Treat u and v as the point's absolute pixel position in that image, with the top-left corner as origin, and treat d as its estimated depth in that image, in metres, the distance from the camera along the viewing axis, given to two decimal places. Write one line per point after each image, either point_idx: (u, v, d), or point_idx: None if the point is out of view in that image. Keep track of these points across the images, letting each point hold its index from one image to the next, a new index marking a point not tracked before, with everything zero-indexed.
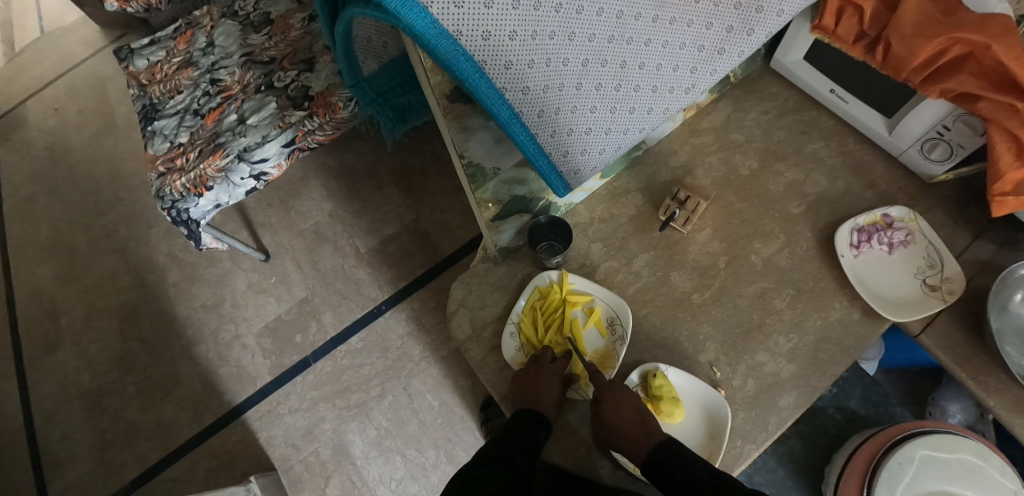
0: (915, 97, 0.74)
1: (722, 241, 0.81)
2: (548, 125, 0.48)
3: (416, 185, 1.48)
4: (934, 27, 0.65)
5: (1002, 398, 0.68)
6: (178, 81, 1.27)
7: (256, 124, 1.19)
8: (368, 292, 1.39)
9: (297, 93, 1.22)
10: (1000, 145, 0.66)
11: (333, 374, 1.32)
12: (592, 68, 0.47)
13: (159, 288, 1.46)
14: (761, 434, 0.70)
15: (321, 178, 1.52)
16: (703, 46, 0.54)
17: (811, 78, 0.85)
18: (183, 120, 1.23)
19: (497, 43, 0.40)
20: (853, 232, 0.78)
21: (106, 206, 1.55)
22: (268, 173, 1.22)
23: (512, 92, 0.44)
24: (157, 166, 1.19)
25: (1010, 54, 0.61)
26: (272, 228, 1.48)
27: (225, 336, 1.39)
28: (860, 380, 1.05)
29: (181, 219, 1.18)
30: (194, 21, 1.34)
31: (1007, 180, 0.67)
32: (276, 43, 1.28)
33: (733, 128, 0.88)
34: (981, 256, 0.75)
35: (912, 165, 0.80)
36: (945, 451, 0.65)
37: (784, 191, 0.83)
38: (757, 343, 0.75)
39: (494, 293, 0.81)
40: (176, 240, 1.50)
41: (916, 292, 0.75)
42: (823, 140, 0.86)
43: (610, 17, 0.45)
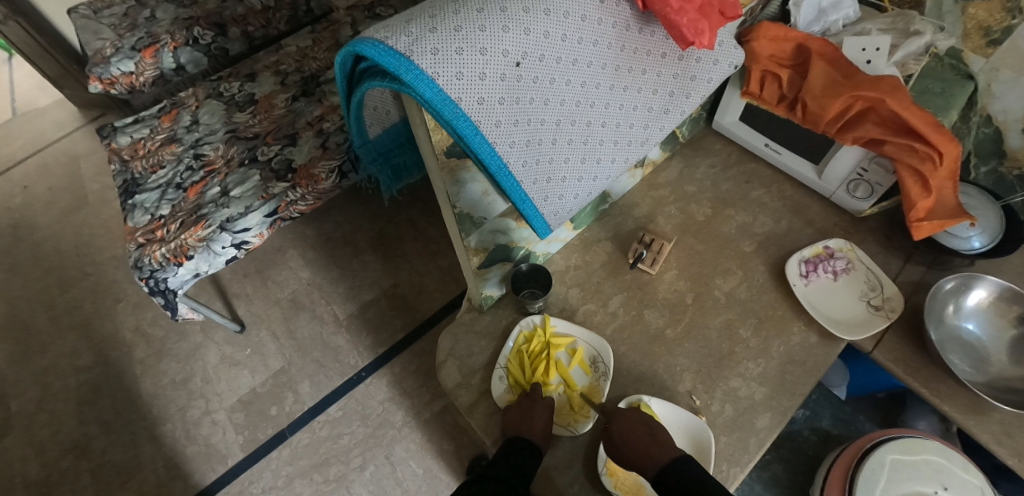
0: (834, 145, 0.86)
1: (687, 279, 0.88)
2: (531, 174, 0.55)
3: (393, 251, 1.53)
4: (838, 88, 0.78)
5: (953, 403, 0.76)
6: (161, 157, 1.32)
7: (240, 196, 1.24)
8: (347, 359, 1.39)
9: (280, 166, 1.29)
10: (908, 180, 0.78)
11: (311, 446, 1.28)
12: (564, 126, 0.56)
13: (124, 365, 1.41)
14: (743, 456, 0.74)
15: (299, 247, 1.55)
16: (652, 107, 0.63)
17: (746, 135, 0.97)
18: (164, 193, 1.27)
19: (489, 107, 0.49)
20: (800, 264, 0.87)
21: (70, 283, 1.52)
22: (251, 242, 1.24)
23: (501, 146, 0.51)
24: (136, 238, 1.20)
25: (901, 105, 0.74)
26: (248, 298, 1.48)
27: (193, 412, 1.34)
28: (829, 401, 1.11)
29: (158, 289, 1.17)
30: (179, 101, 1.41)
31: (920, 207, 0.78)
32: (260, 121, 1.36)
33: (686, 180, 0.99)
34: (912, 279, 0.86)
35: (842, 204, 0.92)
36: (911, 454, 0.71)
37: (736, 233, 0.92)
38: (730, 370, 0.80)
39: (480, 341, 0.84)
40: (144, 315, 1.47)
41: (864, 312, 0.84)
42: (764, 187, 0.97)
43: (576, 86, 0.55)
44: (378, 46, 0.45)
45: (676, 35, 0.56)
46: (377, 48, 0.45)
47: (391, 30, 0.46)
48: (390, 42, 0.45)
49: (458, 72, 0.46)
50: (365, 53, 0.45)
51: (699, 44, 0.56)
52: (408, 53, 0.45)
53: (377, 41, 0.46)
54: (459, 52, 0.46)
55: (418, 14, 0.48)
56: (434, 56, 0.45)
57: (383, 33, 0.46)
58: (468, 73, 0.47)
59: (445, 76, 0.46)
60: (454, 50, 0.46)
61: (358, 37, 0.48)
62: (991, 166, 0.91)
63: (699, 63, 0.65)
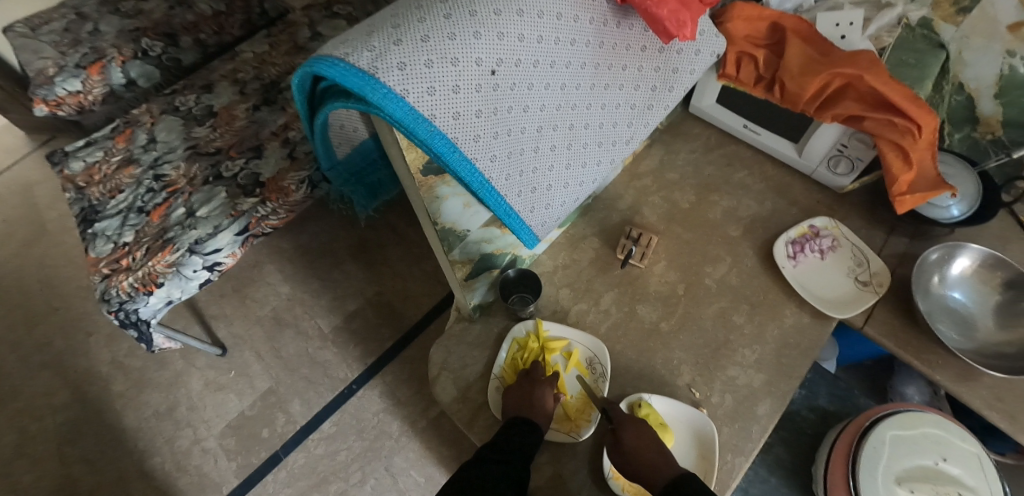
0: (813, 123, 0.86)
1: (678, 270, 0.87)
2: (514, 186, 0.53)
3: (374, 257, 1.49)
4: (816, 66, 0.77)
5: (944, 371, 0.77)
6: (119, 180, 1.25)
7: (206, 216, 1.19)
8: (337, 373, 1.35)
9: (247, 181, 1.24)
10: (890, 155, 0.77)
11: (307, 465, 1.25)
12: (546, 132, 0.53)
13: (103, 400, 1.35)
14: (747, 445, 0.73)
15: (275, 262, 1.50)
16: (634, 104, 0.61)
17: (724, 117, 0.96)
18: (126, 219, 1.20)
19: (465, 121, 0.46)
20: (787, 245, 0.87)
21: (36, 319, 1.45)
22: (222, 263, 1.20)
23: (481, 162, 0.48)
24: (100, 269, 1.14)
25: (880, 80, 0.73)
26: (227, 319, 1.43)
27: (182, 442, 1.30)
28: (824, 378, 1.13)
29: (129, 321, 1.12)
30: (133, 119, 1.34)
31: (902, 182, 0.78)
32: (221, 134, 1.30)
33: (667, 168, 0.97)
34: (897, 251, 0.86)
35: (824, 181, 0.92)
36: (910, 428, 0.72)
37: (722, 218, 0.92)
38: (727, 359, 0.80)
39: (474, 351, 0.82)
40: (119, 346, 1.42)
41: (853, 288, 0.84)
42: (746, 169, 0.96)
43: (556, 89, 0.52)
44: (339, 65, 0.41)
45: (659, 29, 0.54)
46: (337, 67, 0.41)
47: (351, 45, 0.42)
48: (351, 59, 0.41)
49: (429, 87, 0.43)
50: (324, 73, 0.41)
51: (682, 36, 0.54)
52: (372, 70, 0.41)
53: (335, 58, 0.42)
54: (429, 65, 0.43)
55: (379, 23, 0.44)
56: (401, 71, 0.42)
57: (342, 49, 0.42)
58: (441, 87, 0.43)
59: (415, 92, 0.42)
60: (424, 63, 0.42)
61: (315, 54, 0.44)
62: (966, 132, 0.91)
63: (681, 54, 0.63)
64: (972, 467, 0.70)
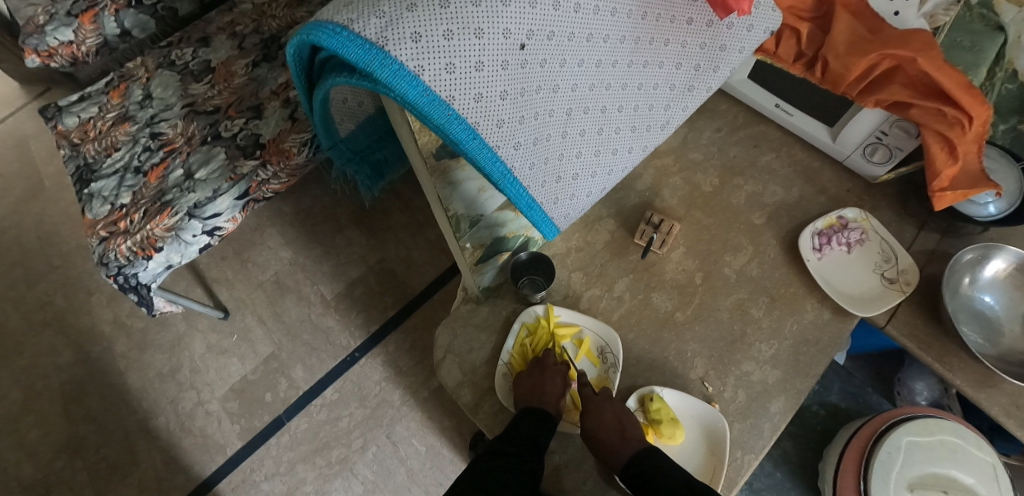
0: (853, 107, 0.80)
1: (696, 257, 0.84)
2: (538, 175, 0.48)
3: (378, 224, 1.46)
4: (865, 46, 0.71)
5: (965, 376, 0.74)
6: (114, 138, 1.21)
7: (205, 178, 1.15)
8: (339, 341, 1.34)
9: (247, 142, 1.19)
10: (934, 146, 0.72)
11: (310, 431, 1.26)
12: (576, 116, 0.48)
13: (107, 360, 1.35)
14: (758, 442, 0.72)
15: (277, 225, 1.47)
16: (675, 84, 0.55)
17: (756, 95, 0.90)
18: (123, 179, 1.17)
19: (488, 103, 0.41)
20: (813, 237, 0.83)
21: (37, 276, 1.43)
22: (222, 228, 1.18)
23: (503, 149, 0.44)
24: (98, 231, 1.12)
25: (934, 65, 0.68)
26: (229, 282, 1.42)
27: (186, 404, 1.30)
28: (838, 374, 1.11)
29: (129, 285, 1.10)
30: (128, 73, 1.28)
31: (943, 176, 0.73)
32: (220, 92, 1.25)
33: (691, 147, 0.92)
34: (928, 246, 0.82)
35: (856, 168, 0.86)
36: (927, 435, 0.69)
37: (746, 204, 0.87)
38: (742, 354, 0.77)
39: (480, 334, 0.80)
40: (121, 306, 1.40)
41: (878, 286, 0.80)
42: (774, 152, 0.91)
43: (589, 67, 0.47)
44: (341, 35, 0.36)
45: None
46: (340, 36, 0.36)
47: (357, 11, 0.37)
48: (356, 27, 0.36)
49: (447, 62, 0.38)
50: (326, 43, 0.37)
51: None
52: (381, 42, 0.36)
53: (337, 25, 0.37)
54: (448, 37, 0.37)
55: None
56: (416, 43, 0.37)
57: (347, 15, 0.37)
58: (461, 63, 0.38)
59: (431, 68, 0.38)
60: (442, 34, 0.37)
61: (317, 19, 0.39)
62: (1011, 124, 0.86)
63: (731, 29, 0.57)
64: (984, 475, 0.69)
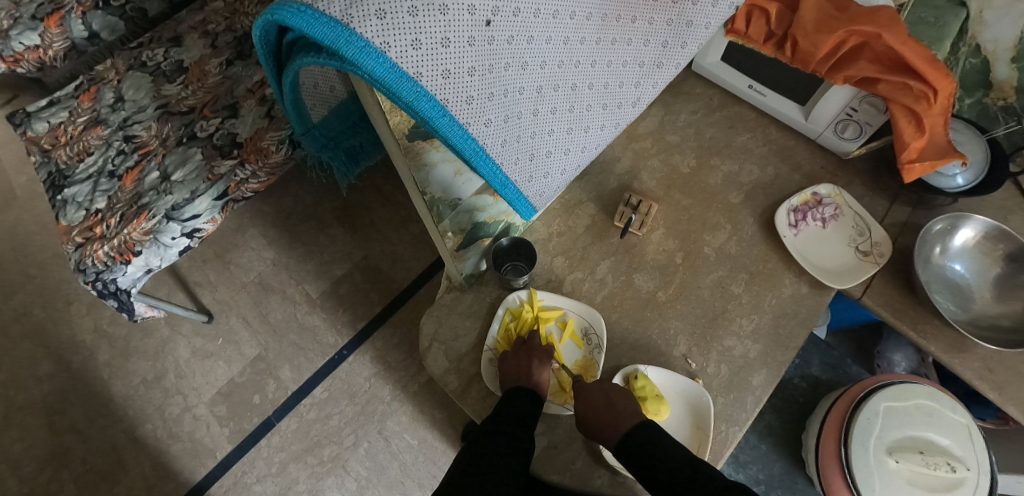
0: (823, 85, 0.82)
1: (676, 238, 0.85)
2: (510, 153, 0.49)
3: (361, 221, 1.45)
4: (832, 23, 0.72)
5: (939, 342, 0.76)
6: (86, 142, 1.19)
7: (182, 180, 1.13)
8: (326, 339, 1.34)
9: (224, 141, 1.18)
10: (901, 119, 0.74)
11: (300, 431, 1.25)
12: (546, 93, 0.49)
13: (89, 369, 1.33)
14: (741, 415, 0.73)
15: (259, 226, 1.46)
16: (643, 61, 0.56)
17: (729, 76, 0.91)
18: (97, 184, 1.15)
19: (456, 80, 0.41)
20: (789, 214, 0.85)
21: (13, 287, 1.40)
22: (202, 229, 1.17)
23: (474, 126, 0.44)
24: (73, 237, 1.10)
25: (899, 39, 0.69)
26: (212, 285, 1.40)
27: (173, 409, 1.29)
28: (817, 347, 1.13)
29: (108, 291, 1.08)
30: (98, 76, 1.26)
31: (912, 149, 0.75)
32: (194, 92, 1.23)
33: (667, 130, 0.93)
34: (900, 218, 0.84)
35: (829, 145, 0.88)
36: (904, 400, 0.72)
37: (723, 184, 0.88)
38: (724, 330, 0.78)
39: (466, 322, 0.80)
40: (101, 314, 1.38)
41: (853, 259, 0.82)
42: (749, 132, 0.92)
43: (558, 44, 0.47)
44: (305, 12, 0.36)
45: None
46: (305, 15, 0.36)
47: None
48: (320, 6, 0.36)
49: (414, 39, 0.38)
50: (290, 21, 0.36)
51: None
52: (346, 20, 0.36)
53: (301, 4, 0.36)
54: (413, 13, 0.38)
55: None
56: (381, 20, 0.37)
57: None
58: (427, 39, 0.39)
59: (398, 46, 0.38)
60: (408, 11, 0.37)
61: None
62: (977, 97, 0.86)
63: (697, 5, 0.58)
64: (960, 436, 0.70)
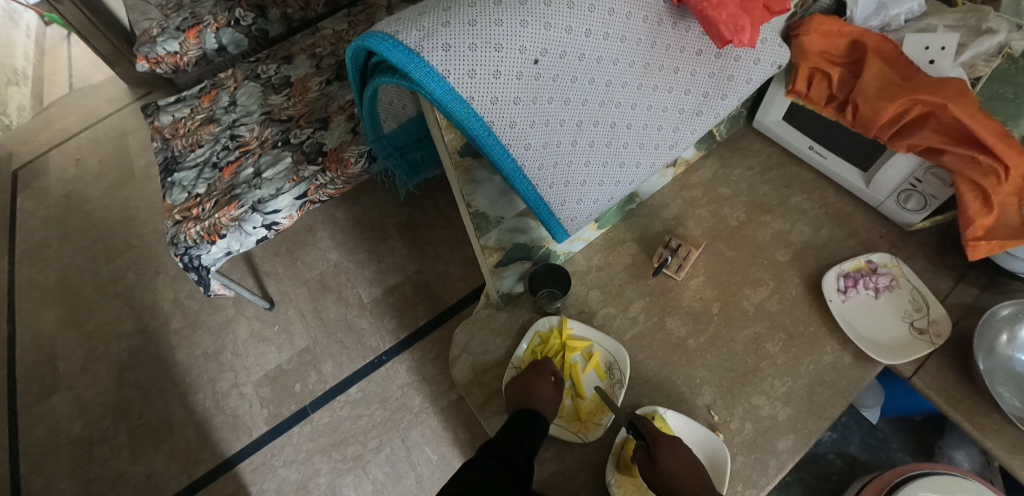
0: (886, 152, 0.80)
1: (715, 287, 0.84)
2: (547, 177, 0.52)
3: (420, 237, 1.53)
4: (895, 92, 0.72)
5: (998, 440, 0.70)
6: (200, 136, 1.37)
7: (272, 178, 1.27)
8: (369, 342, 1.41)
9: (312, 149, 1.31)
10: (967, 195, 0.71)
11: (331, 425, 1.31)
12: (586, 128, 0.52)
13: (161, 334, 1.47)
14: (761, 478, 0.70)
15: (329, 229, 1.57)
16: (683, 109, 0.59)
17: (790, 136, 0.91)
18: (201, 172, 1.31)
19: (502, 107, 0.46)
20: (839, 278, 0.82)
21: (116, 253, 1.60)
22: (279, 223, 1.29)
23: (515, 148, 0.48)
24: (174, 215, 1.26)
25: (966, 111, 0.68)
26: (278, 276, 1.52)
27: (223, 384, 1.39)
28: (860, 424, 1.05)
29: (192, 264, 1.23)
30: (219, 82, 1.44)
31: (977, 225, 0.72)
32: (294, 104, 1.38)
33: (721, 182, 0.94)
34: (964, 300, 0.79)
35: (891, 215, 0.85)
36: (946, 494, 0.66)
37: (772, 241, 0.87)
38: (753, 387, 0.76)
39: (496, 339, 0.83)
40: (181, 287, 1.53)
41: (905, 335, 0.78)
42: (805, 193, 0.91)
43: (600, 85, 0.51)
44: (386, 41, 0.43)
45: (713, 33, 0.52)
46: (386, 43, 0.43)
47: (402, 23, 0.44)
48: (399, 37, 0.43)
49: (470, 69, 0.43)
50: (375, 47, 0.43)
51: (738, 42, 0.51)
52: (418, 49, 0.42)
53: (385, 34, 0.43)
54: (472, 49, 0.43)
55: (432, 6, 0.45)
56: (445, 52, 0.43)
57: (395, 27, 0.44)
58: (481, 70, 0.44)
59: (456, 73, 0.43)
60: (468, 46, 0.43)
61: (370, 30, 0.46)
62: None
63: (739, 62, 0.60)
64: None
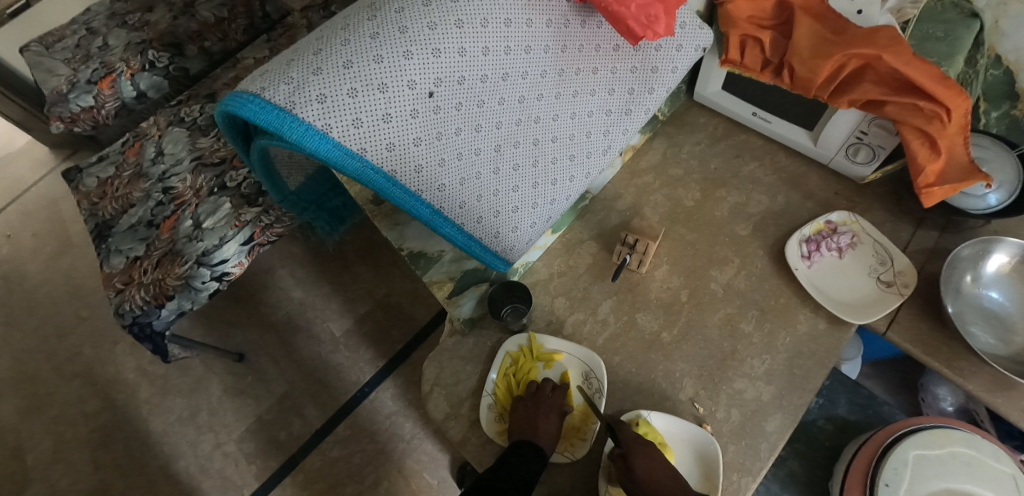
0: (829, 109, 0.78)
1: (680, 274, 0.82)
2: (472, 213, 0.48)
3: (383, 259, 1.48)
4: (829, 48, 0.70)
5: (977, 380, 0.70)
6: (130, 194, 1.29)
7: (212, 227, 1.20)
8: (349, 376, 1.37)
9: (250, 190, 1.24)
10: (914, 142, 0.70)
11: (324, 468, 1.28)
12: (505, 151, 0.48)
13: (131, 406, 1.40)
14: (755, 464, 0.69)
15: (287, 266, 1.51)
16: (609, 110, 0.55)
17: (731, 104, 0.89)
18: (137, 232, 1.24)
19: (402, 151, 0.41)
20: (801, 244, 0.81)
21: (67, 329, 1.51)
22: (231, 273, 1.22)
23: (428, 192, 0.44)
24: (114, 283, 1.20)
25: (901, 59, 0.66)
26: (243, 325, 1.46)
27: (205, 446, 1.33)
28: (843, 385, 1.03)
29: (145, 333, 1.18)
30: (142, 132, 1.36)
31: (928, 172, 0.71)
32: (225, 144, 1.30)
33: (671, 163, 0.91)
34: (926, 244, 0.79)
35: (843, 171, 0.84)
36: (937, 447, 0.66)
37: (730, 216, 0.85)
38: (733, 371, 0.75)
39: (466, 366, 0.79)
40: (143, 354, 1.46)
41: (874, 290, 0.77)
42: (756, 161, 0.89)
43: (512, 104, 0.47)
44: (252, 102, 0.38)
45: (624, 30, 0.48)
46: (251, 104, 0.38)
47: (268, 78, 0.39)
48: (266, 94, 0.38)
49: (354, 118, 0.39)
50: (240, 111, 0.38)
51: (653, 33, 0.48)
52: (289, 106, 0.38)
53: (250, 94, 0.39)
54: (352, 94, 0.39)
55: (301, 50, 0.40)
56: (321, 104, 0.38)
57: (260, 83, 0.39)
58: (368, 116, 0.39)
59: (339, 126, 0.39)
60: (346, 92, 0.38)
61: (235, 91, 0.40)
62: (1004, 110, 0.81)
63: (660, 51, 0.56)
64: (1003, 488, 0.64)
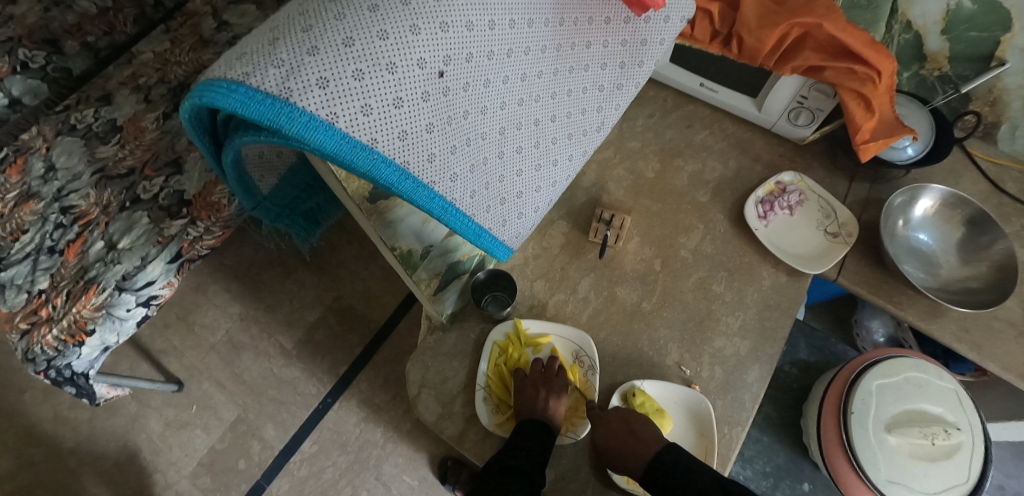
0: (771, 77, 0.83)
1: (652, 245, 0.84)
2: (481, 202, 0.46)
3: (328, 261, 1.40)
4: (773, 18, 0.74)
5: (914, 310, 0.79)
6: (19, 218, 1.07)
7: (130, 246, 1.06)
8: (307, 390, 1.29)
9: (170, 200, 1.11)
10: (852, 104, 0.76)
11: (294, 490, 1.21)
12: (509, 133, 0.47)
13: (54, 460, 1.23)
14: (742, 415, 0.73)
15: (220, 280, 1.39)
16: (603, 85, 0.55)
17: (681, 77, 0.92)
18: (36, 263, 1.04)
19: (415, 139, 0.39)
20: (757, 206, 0.86)
21: None
22: (158, 295, 1.11)
23: (440, 184, 0.42)
24: (17, 324, 1.00)
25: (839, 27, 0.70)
26: (178, 351, 1.32)
27: (152, 489, 1.21)
28: (803, 332, 1.18)
29: (63, 377, 1.01)
30: (23, 145, 1.13)
31: (865, 129, 0.77)
32: (132, 151, 1.14)
33: (628, 137, 0.93)
34: (860, 195, 0.87)
35: (785, 133, 0.90)
36: (894, 376, 0.77)
37: (689, 184, 0.89)
38: (712, 331, 0.78)
39: (453, 363, 0.77)
40: (60, 399, 1.28)
41: (823, 242, 0.84)
42: (706, 129, 0.93)
43: (515, 82, 0.46)
44: (237, 90, 0.33)
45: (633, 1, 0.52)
46: (237, 93, 0.33)
47: (251, 61, 0.34)
48: (252, 81, 0.33)
49: (363, 105, 0.36)
50: (223, 103, 0.33)
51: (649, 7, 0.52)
52: (284, 93, 0.33)
53: (231, 81, 0.33)
54: (359, 77, 0.35)
55: (285, 27, 0.36)
56: (324, 89, 0.34)
57: (241, 67, 0.34)
58: (377, 102, 0.36)
59: (346, 114, 0.35)
60: (352, 75, 0.35)
61: (206, 78, 0.35)
62: (914, 70, 0.92)
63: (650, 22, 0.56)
64: (949, 403, 0.76)
